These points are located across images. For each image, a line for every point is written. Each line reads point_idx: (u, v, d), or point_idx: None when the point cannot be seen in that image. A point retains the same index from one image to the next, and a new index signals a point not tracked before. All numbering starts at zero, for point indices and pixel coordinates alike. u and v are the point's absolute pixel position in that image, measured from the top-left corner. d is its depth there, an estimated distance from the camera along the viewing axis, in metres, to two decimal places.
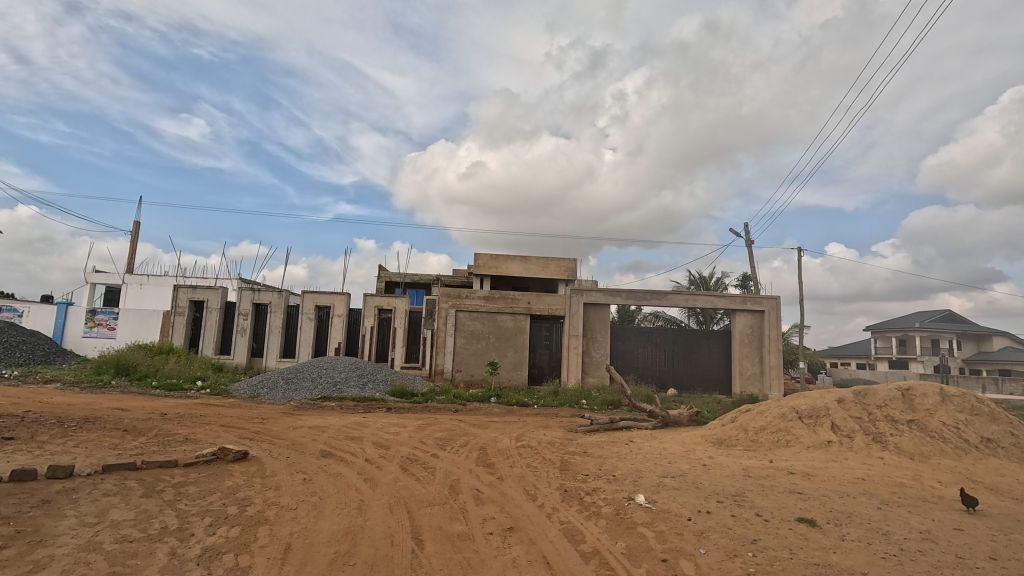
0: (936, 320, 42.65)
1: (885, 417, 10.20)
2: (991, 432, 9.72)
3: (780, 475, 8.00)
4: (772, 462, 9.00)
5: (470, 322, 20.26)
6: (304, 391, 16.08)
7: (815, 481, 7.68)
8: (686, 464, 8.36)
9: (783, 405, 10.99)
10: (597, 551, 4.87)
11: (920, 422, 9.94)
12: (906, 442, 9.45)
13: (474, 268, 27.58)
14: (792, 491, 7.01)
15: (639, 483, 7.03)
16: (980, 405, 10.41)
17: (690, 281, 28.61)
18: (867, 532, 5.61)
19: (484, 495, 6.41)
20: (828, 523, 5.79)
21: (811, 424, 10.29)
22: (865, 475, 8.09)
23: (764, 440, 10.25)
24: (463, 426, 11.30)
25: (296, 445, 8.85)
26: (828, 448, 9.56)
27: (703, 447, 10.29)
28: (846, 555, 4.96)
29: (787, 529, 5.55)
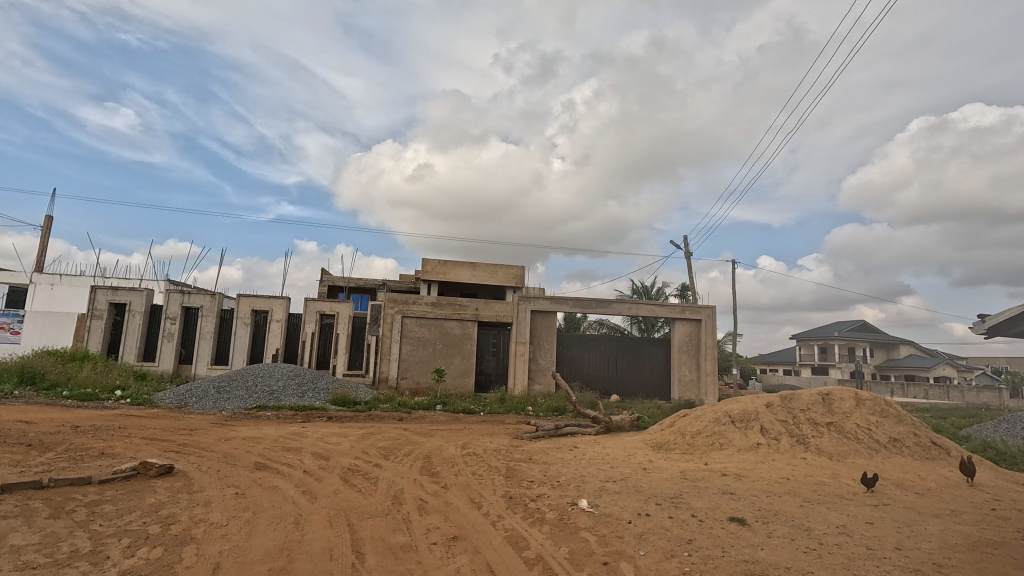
0: (852, 331, 46.00)
1: (808, 420, 10.96)
2: (899, 433, 10.64)
3: (714, 476, 8.40)
4: (707, 464, 9.45)
5: (416, 329, 19.96)
6: (237, 400, 15.22)
7: (746, 481, 8.14)
8: (628, 468, 8.63)
9: (718, 410, 11.55)
10: (541, 557, 4.91)
11: (837, 424, 10.76)
12: (826, 443, 10.19)
13: (421, 274, 27.26)
14: (725, 492, 7.39)
15: (583, 488, 7.18)
16: (888, 408, 11.39)
17: (633, 290, 29.61)
18: (791, 528, 6.01)
19: (428, 505, 6.32)
20: (757, 521, 6.15)
21: (742, 428, 10.89)
22: (789, 474, 8.65)
23: (699, 443, 10.73)
24: (407, 435, 11.07)
25: (228, 458, 8.37)
26: (758, 450, 10.15)
27: (644, 450, 10.65)
28: (772, 551, 5.28)
29: (720, 528, 5.84)
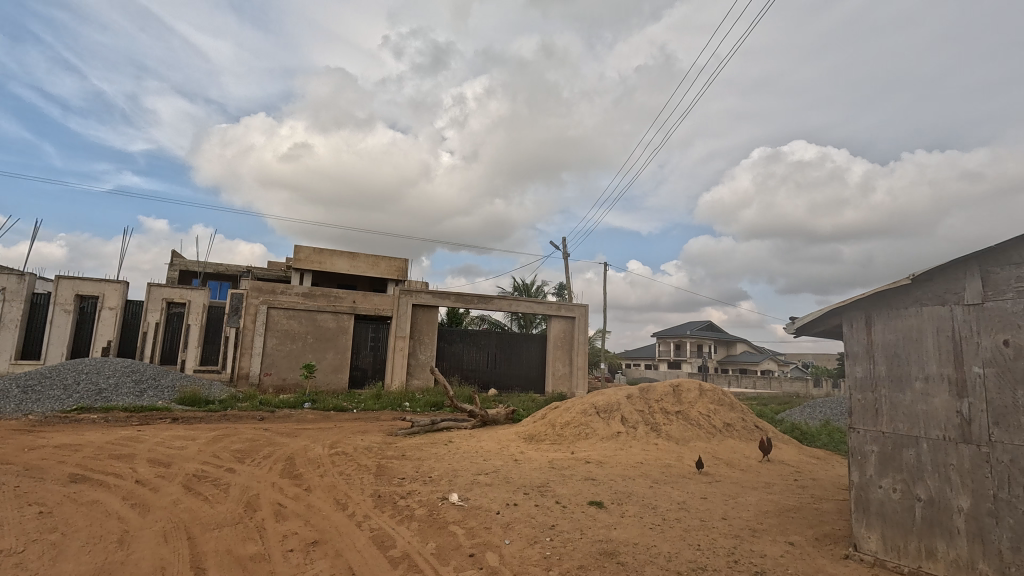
0: (701, 330, 52.12)
1: (660, 409, 12.21)
2: (731, 418, 12.29)
3: (578, 464, 8.97)
4: (573, 453, 10.07)
5: (284, 321, 18.48)
6: (51, 402, 12.80)
7: (606, 467, 8.82)
8: (500, 460, 8.87)
9: (585, 401, 12.36)
10: (407, 554, 4.83)
11: (684, 412, 12.13)
12: (674, 429, 11.42)
13: (293, 262, 25.30)
14: (587, 478, 7.93)
15: (454, 482, 7.22)
16: (724, 397, 13.11)
17: (515, 287, 30.47)
18: (641, 507, 6.66)
19: (287, 509, 5.88)
20: (612, 503, 6.69)
21: (606, 418, 11.78)
22: (643, 459, 9.56)
23: (567, 433, 11.39)
24: (268, 436, 10.20)
25: (31, 471, 6.99)
26: (618, 438, 11.06)
27: (516, 442, 11.02)
28: (623, 529, 5.78)
29: (580, 512, 6.24)
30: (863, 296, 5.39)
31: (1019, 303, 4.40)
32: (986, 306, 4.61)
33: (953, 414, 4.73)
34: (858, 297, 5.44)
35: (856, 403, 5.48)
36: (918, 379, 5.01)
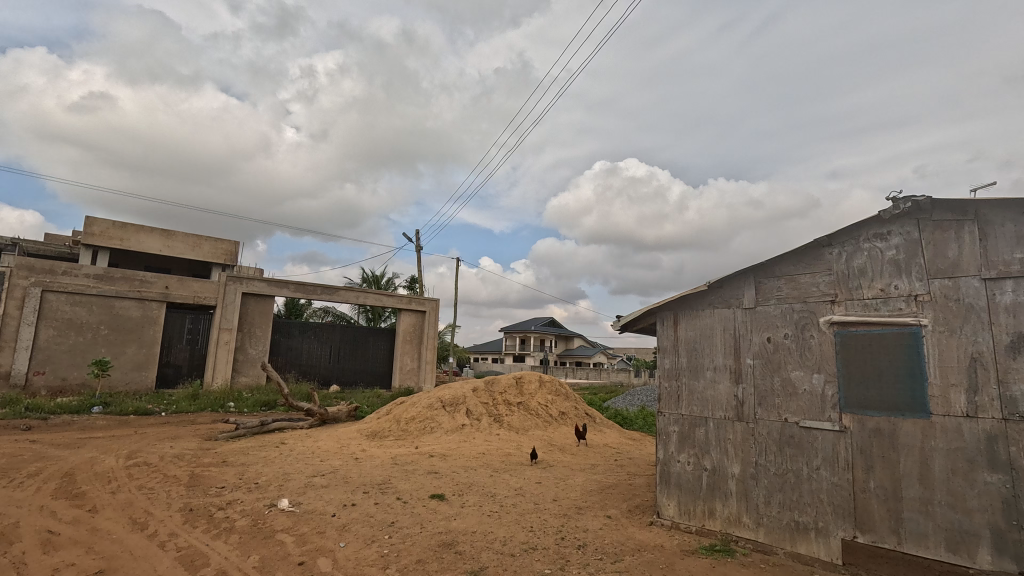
0: (544, 325, 55.61)
1: (504, 400, 12.82)
2: (566, 407, 13.38)
3: (422, 458, 8.97)
4: (417, 447, 10.02)
5: (67, 308, 15.12)
6: None
7: (449, 460, 8.98)
8: (339, 460, 8.43)
9: (432, 395, 12.41)
10: (223, 572, 4.32)
11: (525, 403, 12.91)
12: (515, 420, 12.07)
13: (82, 237, 20.81)
14: (430, 472, 7.97)
15: (285, 487, 6.66)
16: (560, 387, 14.23)
17: (363, 278, 29.14)
18: (481, 496, 6.93)
19: (60, 537, 4.83)
20: (453, 495, 6.84)
21: (451, 411, 11.96)
22: (485, 449, 9.94)
23: (412, 428, 11.29)
24: (37, 448, 8.26)
25: None
26: (462, 430, 11.31)
27: (357, 440, 10.58)
28: (462, 519, 5.95)
29: (421, 506, 6.24)
30: (672, 299, 6.30)
31: (777, 307, 5.55)
32: (757, 309, 5.72)
33: (731, 397, 5.78)
34: (669, 300, 6.34)
35: (664, 390, 6.39)
36: (709, 369, 6.02)
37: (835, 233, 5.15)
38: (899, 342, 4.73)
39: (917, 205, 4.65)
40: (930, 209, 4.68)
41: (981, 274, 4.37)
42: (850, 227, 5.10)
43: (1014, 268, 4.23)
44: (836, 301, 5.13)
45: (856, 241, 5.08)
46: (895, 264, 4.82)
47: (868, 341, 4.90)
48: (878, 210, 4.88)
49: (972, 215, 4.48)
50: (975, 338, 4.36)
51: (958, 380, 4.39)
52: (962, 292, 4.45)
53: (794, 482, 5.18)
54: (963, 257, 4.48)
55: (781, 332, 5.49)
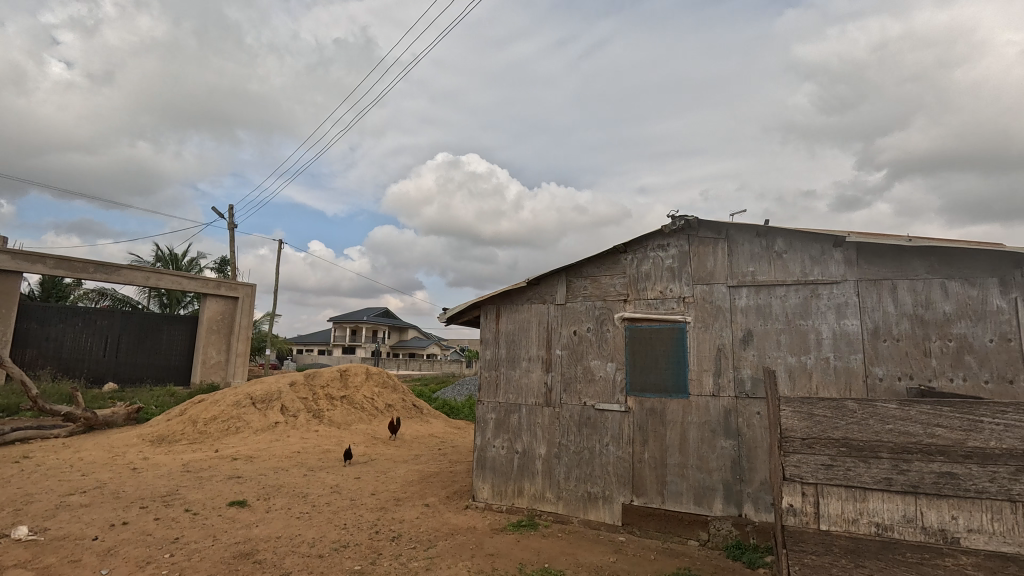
0: (377, 315, 53.72)
1: (325, 395, 12.51)
2: (392, 400, 13.28)
3: (222, 462, 8.03)
4: (217, 451, 8.92)
5: None
6: None
7: (256, 462, 8.23)
8: (108, 473, 7.04)
9: (240, 392, 11.41)
10: None
11: (348, 397, 12.72)
12: (337, 414, 11.86)
13: None
14: (231, 477, 7.19)
15: (24, 511, 5.33)
16: (388, 379, 14.15)
17: (156, 257, 24.66)
18: (290, 498, 6.53)
19: None
20: (257, 500, 6.28)
21: (263, 408, 11.18)
22: (300, 448, 9.51)
23: (212, 429, 10.11)
24: None
25: None
26: (275, 429, 10.63)
27: (137, 447, 8.99)
28: (266, 525, 5.49)
29: (215, 516, 5.57)
30: (495, 293, 6.64)
31: (583, 304, 6.24)
32: (566, 305, 6.35)
33: (542, 384, 6.33)
34: (492, 294, 6.67)
35: (484, 379, 6.71)
36: (524, 360, 6.50)
37: (630, 242, 5.98)
38: (670, 336, 5.70)
39: (688, 223, 5.64)
40: (697, 227, 5.72)
41: (727, 282, 5.50)
42: (640, 237, 5.97)
43: (747, 278, 5.41)
44: (628, 300, 5.97)
45: (645, 249, 5.97)
46: (671, 271, 5.80)
47: (649, 335, 5.81)
48: (661, 224, 5.80)
49: (723, 235, 5.61)
50: (720, 333, 5.46)
51: (708, 366, 5.46)
52: (714, 296, 5.54)
53: (589, 457, 5.90)
54: (716, 268, 5.58)
55: (584, 327, 6.18)
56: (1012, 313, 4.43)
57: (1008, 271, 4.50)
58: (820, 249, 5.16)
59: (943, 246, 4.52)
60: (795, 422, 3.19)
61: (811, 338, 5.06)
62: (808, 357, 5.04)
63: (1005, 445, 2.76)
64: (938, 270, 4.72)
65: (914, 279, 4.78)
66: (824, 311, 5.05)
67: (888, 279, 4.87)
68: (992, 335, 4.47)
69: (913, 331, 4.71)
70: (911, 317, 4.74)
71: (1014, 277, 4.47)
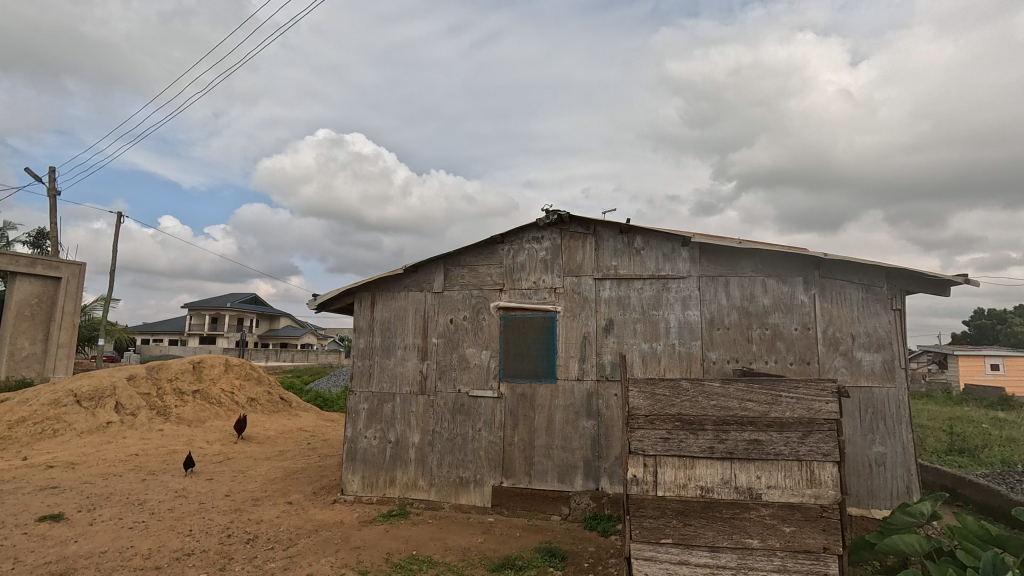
0: (243, 301, 48.84)
1: (173, 390, 11.28)
2: (256, 393, 12.30)
3: (33, 471, 6.83)
4: (27, 459, 7.56)
5: None
6: None
7: (79, 469, 7.13)
8: None
9: (59, 390, 9.97)
10: None
11: (203, 391, 11.55)
12: (187, 411, 10.69)
13: None
14: (44, 488, 6.15)
15: None
16: (252, 370, 13.06)
17: None
18: (122, 507, 5.78)
19: None
20: (78, 512, 5.47)
21: (91, 407, 9.87)
22: (140, 450, 8.42)
23: (20, 435, 8.71)
24: None
25: None
26: (106, 430, 9.34)
27: None
28: (88, 540, 4.81)
29: (19, 535, 4.73)
30: (370, 280, 6.41)
31: (460, 292, 6.28)
32: (443, 294, 6.35)
33: (417, 372, 6.28)
34: (367, 281, 6.43)
35: (356, 368, 6.47)
36: (399, 348, 6.39)
37: (507, 233, 6.14)
38: (542, 324, 5.98)
39: (560, 218, 5.94)
40: (568, 222, 6.05)
41: (593, 275, 5.91)
42: (517, 229, 6.16)
43: (610, 272, 5.87)
44: (504, 290, 6.14)
45: (521, 241, 6.18)
46: (544, 262, 6.07)
47: (522, 324, 6.04)
48: (536, 217, 6.03)
49: (591, 230, 6.00)
50: (586, 322, 5.86)
51: (574, 353, 5.84)
52: (581, 287, 5.92)
53: (462, 443, 6.00)
54: (584, 261, 5.96)
55: (460, 315, 6.24)
56: (811, 306, 5.36)
57: (809, 272, 5.43)
58: (671, 248, 5.76)
59: (764, 249, 5.30)
60: (640, 401, 3.55)
61: (662, 327, 5.65)
62: (658, 344, 5.63)
63: (796, 414, 3.35)
64: (760, 269, 5.53)
65: (742, 276, 5.55)
66: (673, 303, 5.67)
67: (723, 275, 5.60)
68: (797, 324, 5.37)
69: (740, 321, 5.49)
70: (739, 309, 5.51)
71: (813, 277, 5.40)
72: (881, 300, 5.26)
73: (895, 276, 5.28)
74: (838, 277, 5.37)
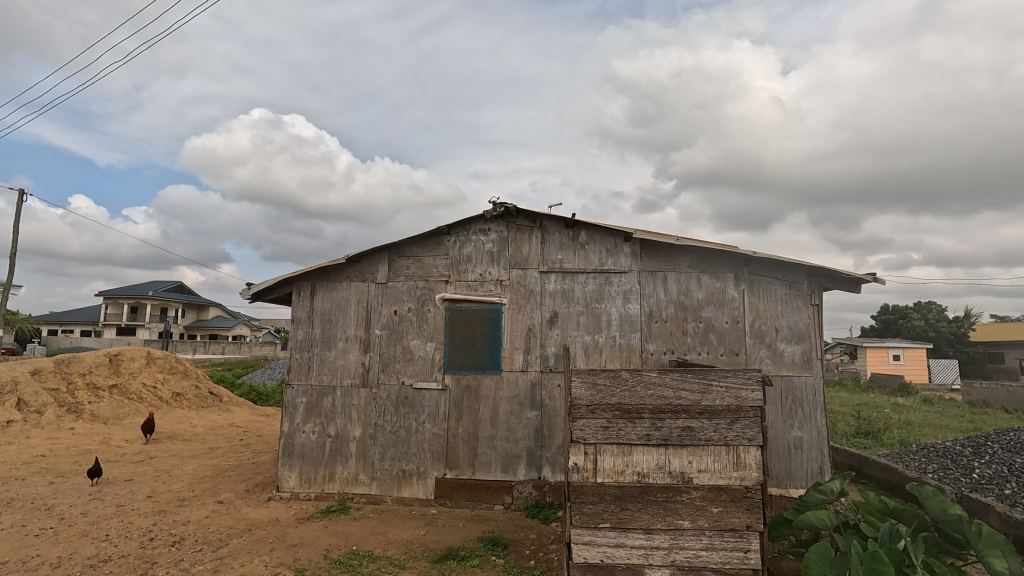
0: (168, 290, 45.53)
1: (86, 385, 10.44)
2: (182, 387, 11.57)
3: None
4: None
5: None
6: None
7: None
8: None
9: None
10: None
11: (121, 386, 10.74)
12: (102, 408, 9.89)
13: None
14: None
15: None
16: (178, 364, 12.27)
17: None
18: (26, 514, 5.32)
19: None
20: None
21: None
22: (47, 450, 7.73)
23: None
24: None
25: None
26: (7, 429, 8.55)
27: None
28: None
29: None
30: (309, 269, 6.17)
31: (405, 283, 6.18)
32: (387, 285, 6.22)
33: (359, 365, 6.13)
34: (306, 270, 6.18)
35: (294, 361, 6.22)
36: (341, 340, 6.21)
37: (453, 224, 6.09)
38: (487, 317, 6.00)
39: (506, 211, 5.96)
40: (515, 215, 6.08)
41: (538, 268, 5.98)
42: (464, 220, 6.12)
43: (556, 265, 5.97)
44: (450, 281, 6.10)
45: (467, 232, 6.15)
46: (491, 254, 6.08)
47: (467, 316, 6.03)
48: (483, 209, 6.02)
49: (538, 224, 6.06)
50: (531, 314, 5.94)
51: (519, 345, 5.90)
52: (527, 280, 5.98)
53: (405, 436, 5.93)
54: (530, 254, 6.02)
55: (405, 306, 6.14)
56: (740, 301, 5.70)
57: (740, 269, 5.76)
58: (614, 243, 5.93)
59: (700, 246, 5.57)
60: (582, 391, 3.65)
61: (604, 319, 5.82)
62: (601, 335, 5.79)
63: (725, 402, 3.56)
64: (696, 265, 5.81)
65: (679, 272, 5.81)
66: (615, 296, 5.84)
67: (662, 270, 5.84)
68: (728, 318, 5.70)
69: (676, 314, 5.75)
70: (676, 303, 5.77)
71: (743, 274, 5.75)
72: (802, 295, 5.67)
73: (815, 273, 5.70)
74: (765, 273, 5.73)
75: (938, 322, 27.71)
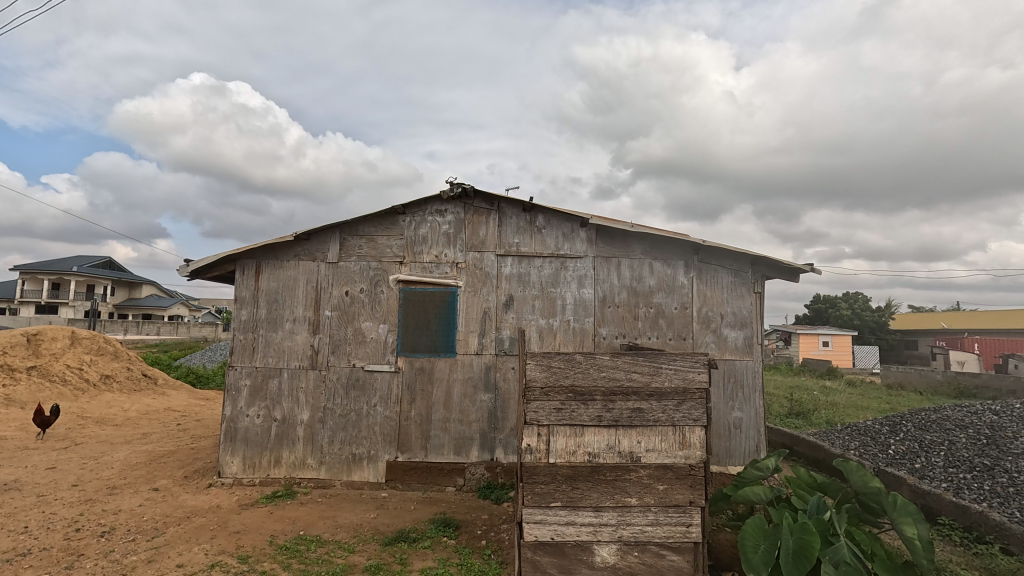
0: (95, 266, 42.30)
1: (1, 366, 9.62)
2: (111, 369, 10.85)
3: None
4: None
5: None
6: None
7: None
8: None
9: None
10: None
11: (41, 368, 9.96)
12: (19, 391, 9.14)
13: None
14: None
15: None
16: (106, 345, 11.49)
17: None
18: None
19: None
20: None
21: None
22: None
23: None
24: None
25: None
26: None
27: None
28: None
29: None
30: (255, 247, 5.86)
31: (357, 264, 5.99)
32: (338, 264, 6.00)
33: (308, 347, 5.93)
34: (251, 247, 5.88)
35: (237, 342, 5.94)
36: (288, 320, 5.97)
37: (408, 204, 5.93)
38: (441, 299, 5.92)
39: (464, 192, 5.86)
40: (473, 197, 6.00)
41: (495, 251, 5.95)
42: (420, 200, 5.98)
43: (512, 249, 5.95)
44: (404, 263, 5.97)
45: (423, 213, 6.02)
46: (447, 235, 5.99)
47: (421, 298, 5.92)
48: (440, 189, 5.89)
49: (495, 206, 6.01)
50: (487, 297, 5.91)
51: (474, 328, 5.87)
52: (483, 263, 5.94)
53: (355, 419, 5.81)
54: (487, 237, 5.97)
55: (357, 287, 5.96)
56: (689, 287, 5.89)
57: (690, 256, 5.95)
58: (571, 228, 5.97)
59: (653, 233, 5.69)
60: (537, 373, 3.67)
61: (559, 303, 5.88)
62: (555, 319, 5.85)
63: (673, 384, 3.68)
64: (648, 252, 5.94)
65: (633, 258, 5.93)
66: (570, 280, 5.90)
67: (616, 255, 5.94)
68: (677, 304, 5.88)
69: (629, 299, 5.88)
70: (628, 289, 5.90)
71: (693, 261, 5.94)
72: (746, 284, 5.93)
73: (758, 263, 5.96)
74: (714, 262, 5.94)
75: (862, 311, 29.81)
